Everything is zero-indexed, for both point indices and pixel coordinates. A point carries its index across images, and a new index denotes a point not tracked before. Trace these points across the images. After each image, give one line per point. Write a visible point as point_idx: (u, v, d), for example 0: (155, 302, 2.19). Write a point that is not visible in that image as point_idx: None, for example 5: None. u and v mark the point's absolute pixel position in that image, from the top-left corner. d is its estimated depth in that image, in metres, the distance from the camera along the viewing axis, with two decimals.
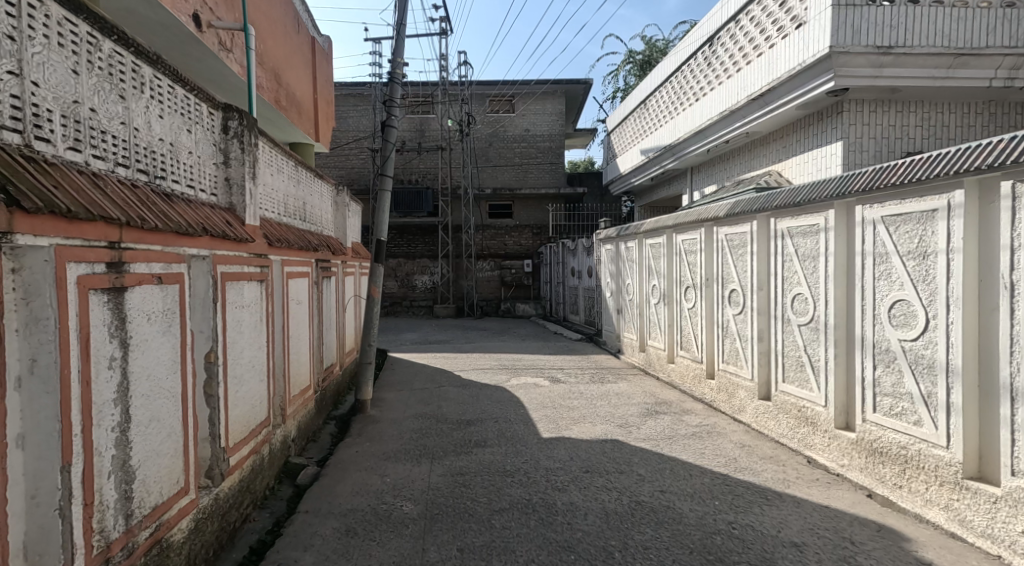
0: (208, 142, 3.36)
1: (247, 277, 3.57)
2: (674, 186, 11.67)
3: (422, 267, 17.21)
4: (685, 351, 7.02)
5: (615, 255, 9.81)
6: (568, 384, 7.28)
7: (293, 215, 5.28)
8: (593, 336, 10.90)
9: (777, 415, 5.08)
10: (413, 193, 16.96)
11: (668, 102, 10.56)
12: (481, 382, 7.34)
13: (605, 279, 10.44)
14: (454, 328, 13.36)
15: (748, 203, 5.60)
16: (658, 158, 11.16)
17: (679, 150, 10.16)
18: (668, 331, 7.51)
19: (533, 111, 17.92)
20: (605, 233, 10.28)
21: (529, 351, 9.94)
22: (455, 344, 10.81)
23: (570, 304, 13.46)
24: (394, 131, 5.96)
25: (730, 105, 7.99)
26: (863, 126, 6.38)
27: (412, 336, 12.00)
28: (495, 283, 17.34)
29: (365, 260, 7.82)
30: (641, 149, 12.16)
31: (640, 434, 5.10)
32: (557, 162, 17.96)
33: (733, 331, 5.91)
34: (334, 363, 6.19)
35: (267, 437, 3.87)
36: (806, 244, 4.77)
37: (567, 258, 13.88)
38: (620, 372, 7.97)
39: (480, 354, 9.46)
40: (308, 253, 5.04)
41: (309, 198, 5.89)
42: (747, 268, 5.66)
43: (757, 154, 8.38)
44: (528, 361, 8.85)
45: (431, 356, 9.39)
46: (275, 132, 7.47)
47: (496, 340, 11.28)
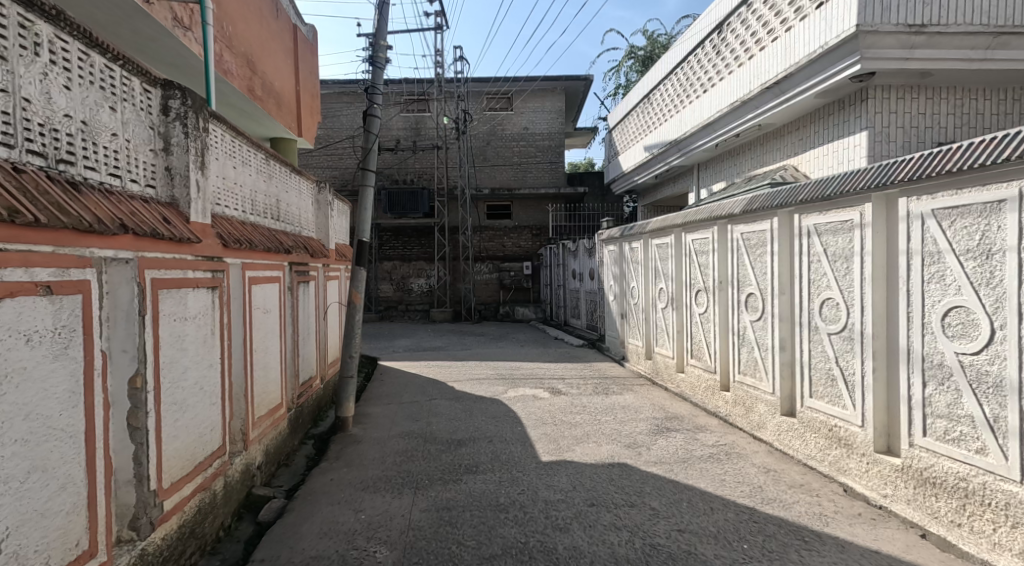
0: (142, 123, 2.84)
1: (192, 284, 3.04)
2: (680, 184, 11.14)
3: (418, 270, 16.68)
4: (697, 361, 6.48)
5: (619, 256, 9.27)
6: (569, 396, 6.74)
7: (263, 213, 4.75)
8: (596, 341, 10.36)
9: (805, 435, 4.53)
10: (409, 194, 16.36)
11: (673, 95, 10.02)
12: (476, 394, 6.80)
13: (607, 282, 9.90)
14: (450, 334, 12.81)
15: (768, 197, 5.06)
16: (663, 154, 10.65)
17: (686, 145, 9.64)
18: (677, 339, 6.98)
19: (531, 108, 17.41)
20: (608, 234, 9.73)
21: (528, 358, 9.40)
22: (450, 351, 10.27)
23: (571, 309, 12.94)
24: (377, 120, 5.42)
25: (742, 95, 7.46)
26: (891, 114, 5.86)
27: (406, 342, 11.46)
28: (493, 287, 16.82)
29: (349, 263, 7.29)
30: (645, 146, 11.64)
31: (651, 456, 4.57)
32: (557, 161, 17.44)
33: (752, 340, 5.36)
34: (312, 376, 5.65)
35: (221, 469, 3.34)
36: (838, 243, 4.23)
37: (568, 260, 13.37)
38: (625, 382, 7.44)
39: (476, 362, 8.92)
40: (277, 255, 4.50)
41: (283, 195, 5.37)
42: (767, 270, 5.12)
43: (769, 148, 7.85)
44: (527, 370, 8.30)
45: (424, 365, 8.85)
46: (252, 126, 6.95)
47: (494, 346, 10.73)
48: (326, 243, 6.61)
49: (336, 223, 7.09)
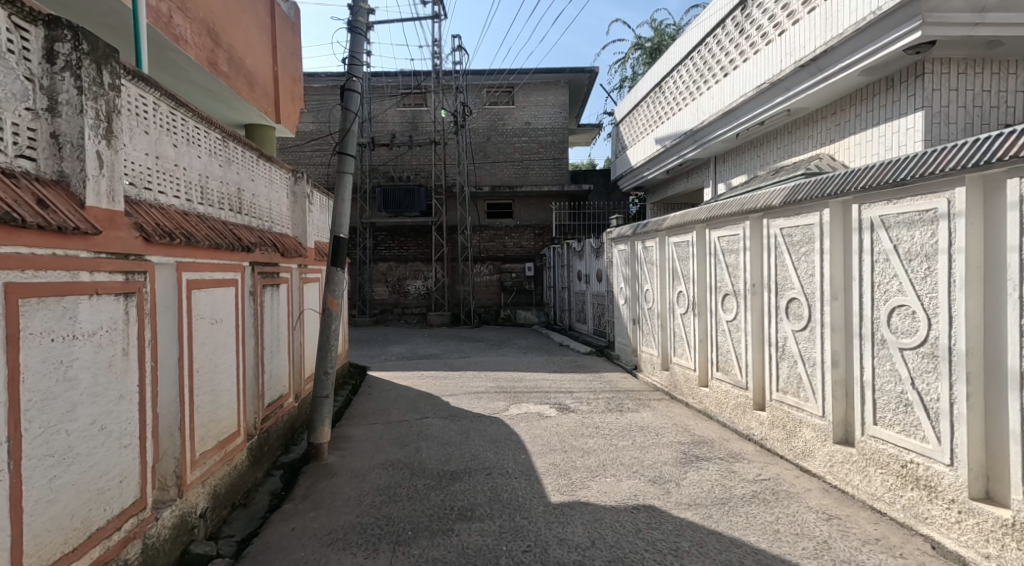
0: (7, 70, 2.08)
1: (90, 290, 2.29)
2: (694, 179, 10.37)
3: (415, 271, 15.96)
4: (725, 375, 5.72)
5: (630, 256, 8.51)
6: (579, 413, 5.99)
7: (217, 204, 3.98)
8: (605, 348, 9.60)
9: (868, 470, 3.77)
10: (405, 190, 15.52)
11: (688, 82, 9.27)
12: (473, 412, 6.04)
13: (617, 284, 9.15)
14: (448, 340, 12.07)
15: (815, 186, 4.31)
16: (677, 147, 9.88)
17: (703, 136, 8.87)
18: (700, 349, 6.24)
19: (534, 102, 16.67)
20: (618, 232, 8.96)
21: (531, 367, 8.65)
22: (447, 359, 9.51)
23: (576, 312, 12.19)
24: (356, 96, 4.65)
25: (770, 75, 6.70)
26: (950, 92, 5.10)
27: (400, 349, 10.72)
28: (494, 289, 16.07)
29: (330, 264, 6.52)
30: (656, 138, 10.87)
31: (683, 495, 3.81)
32: (561, 157, 16.68)
33: (795, 353, 4.61)
34: (283, 395, 4.89)
35: (139, 529, 2.59)
36: (913, 238, 3.48)
37: (573, 261, 12.62)
38: (640, 396, 6.70)
39: (475, 373, 8.16)
40: (231, 253, 3.74)
41: (248, 184, 4.59)
42: (814, 272, 4.37)
43: (799, 137, 7.09)
44: (531, 381, 7.54)
45: (418, 375, 8.10)
46: (222, 110, 6.17)
47: (495, 353, 9.98)
48: (303, 240, 5.85)
49: (316, 218, 6.33)
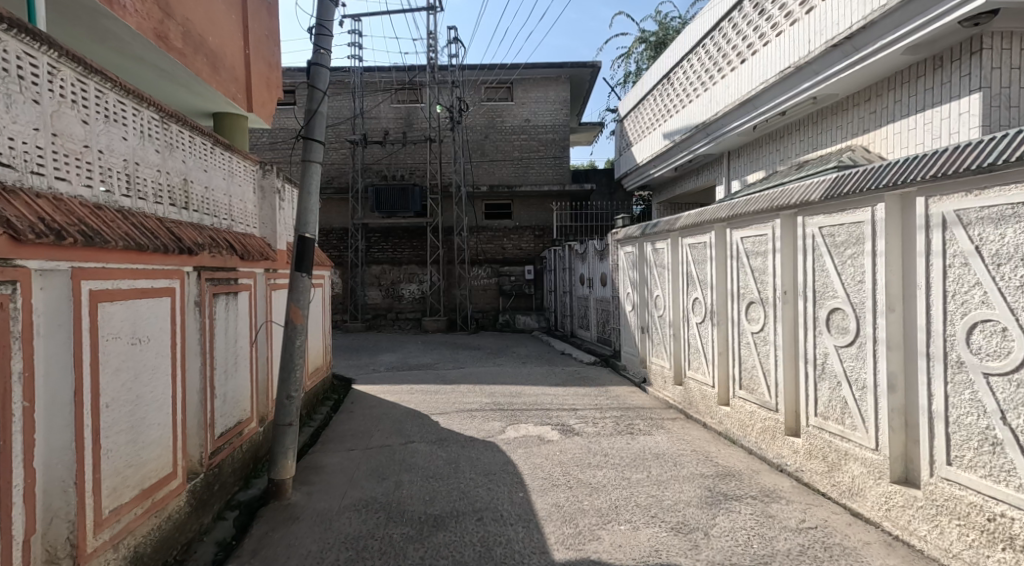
0: None
1: None
2: (706, 176, 9.72)
3: (409, 275, 15.30)
4: (751, 395, 5.05)
5: (638, 259, 7.85)
6: (585, 436, 5.32)
7: (153, 197, 3.34)
8: (610, 358, 8.93)
9: (940, 520, 3.12)
10: (398, 190, 14.85)
11: (699, 71, 8.63)
12: (465, 435, 5.38)
13: (623, 289, 8.49)
14: (443, 347, 11.40)
15: (862, 177, 3.66)
16: (687, 141, 9.24)
17: (716, 129, 8.23)
18: (720, 364, 5.61)
19: (533, 99, 16.05)
20: (625, 233, 8.30)
21: (530, 379, 8.00)
22: (439, 370, 8.84)
23: (579, 318, 11.55)
24: (324, 72, 3.98)
25: (795, 58, 6.06)
26: (1012, 70, 4.45)
27: (390, 358, 10.05)
28: (492, 293, 15.40)
29: None
30: (664, 133, 10.24)
31: (715, 550, 3.14)
32: (562, 156, 16.02)
33: (839, 373, 3.93)
34: (242, 421, 4.21)
35: None
36: (1002, 237, 2.84)
37: (575, 263, 11.98)
38: (651, 415, 6.05)
39: (469, 386, 7.50)
40: (165, 256, 3.09)
41: (199, 175, 3.95)
42: (862, 278, 3.71)
43: (825, 128, 6.44)
44: (530, 396, 6.89)
45: (407, 389, 7.43)
46: (183, 96, 5.51)
47: (491, 364, 9.30)
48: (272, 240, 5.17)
49: (287, 215, 5.65)
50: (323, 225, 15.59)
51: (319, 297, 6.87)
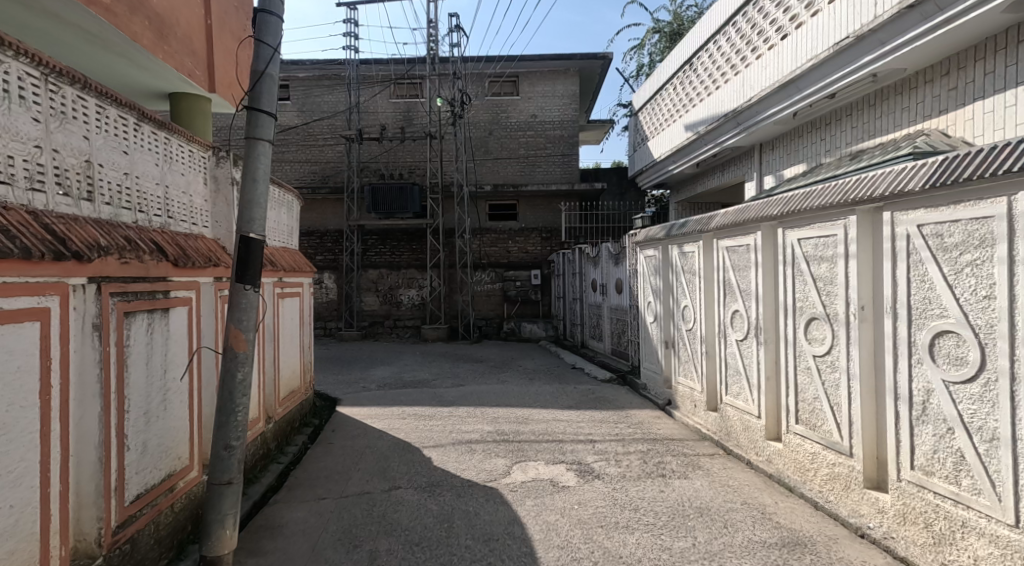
0: None
1: None
2: (733, 172, 8.78)
3: (408, 280, 14.41)
4: (813, 433, 4.11)
5: (662, 264, 6.92)
6: (607, 481, 4.39)
7: (27, 182, 2.45)
8: (628, 375, 8.00)
9: None
10: (396, 189, 13.97)
11: (727, 52, 7.71)
12: (463, 478, 4.47)
13: (644, 298, 7.58)
14: (443, 359, 10.51)
15: (992, 157, 2.76)
16: (713, 132, 8.31)
17: (748, 118, 7.32)
18: (769, 391, 4.70)
19: (539, 93, 15.16)
20: (645, 235, 7.36)
21: (539, 400, 7.08)
22: (436, 387, 7.92)
23: (590, 327, 10.64)
24: (273, 22, 3.05)
25: (856, 26, 5.15)
26: None
27: (384, 372, 9.16)
28: (496, 300, 14.48)
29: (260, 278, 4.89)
30: (685, 124, 9.31)
31: None
32: (571, 153, 15.10)
33: (952, 418, 2.98)
34: (176, 473, 3.31)
35: None
36: None
37: (585, 268, 11.07)
38: (684, 449, 5.13)
39: (469, 410, 6.58)
40: (20, 264, 2.20)
41: (113, 156, 3.05)
42: (990, 295, 2.81)
43: (886, 111, 5.51)
44: (539, 423, 5.97)
45: (398, 413, 6.52)
46: (127, 68, 4.61)
47: (495, 380, 8.39)
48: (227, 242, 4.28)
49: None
50: (318, 226, 14.78)
51: (294, 308, 5.99)
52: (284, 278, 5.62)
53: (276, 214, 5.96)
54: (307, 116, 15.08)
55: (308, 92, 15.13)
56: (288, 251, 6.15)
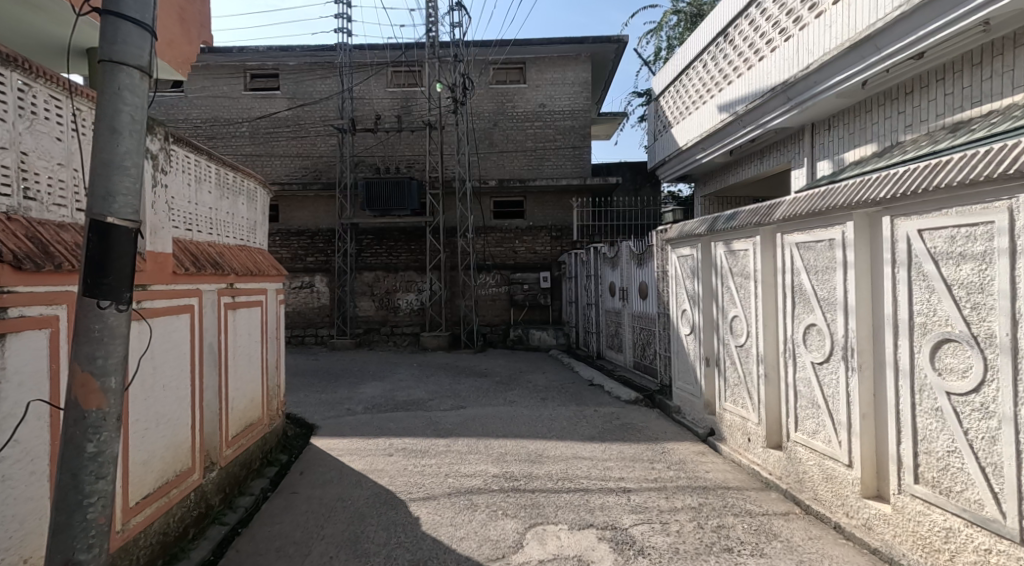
0: None
1: None
2: (776, 158, 7.62)
3: (407, 283, 13.29)
4: (946, 500, 2.97)
5: (701, 265, 5.78)
6: (654, 560, 3.26)
7: None
8: (656, 395, 6.85)
9: None
10: (392, 184, 12.87)
11: (774, 14, 6.55)
12: (460, 554, 3.35)
13: (677, 305, 6.44)
14: (442, 372, 9.39)
15: None
16: (755, 112, 7.16)
17: (801, 91, 6.16)
18: (864, 433, 3.56)
19: (548, 80, 14.01)
20: (679, 230, 6.22)
21: (553, 428, 5.95)
22: (432, 410, 6.79)
23: (608, 336, 9.52)
24: None
25: None
26: None
27: (375, 389, 8.04)
28: (502, 304, 13.35)
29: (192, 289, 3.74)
30: (717, 105, 8.13)
31: None
32: (582, 146, 13.95)
33: None
34: None
35: None
36: None
37: (601, 269, 9.94)
38: (747, 505, 3.99)
39: (470, 444, 5.45)
40: None
41: None
42: None
43: (997, 69, 4.36)
44: (556, 466, 4.82)
45: (385, 448, 5.40)
46: None
47: (501, 400, 7.25)
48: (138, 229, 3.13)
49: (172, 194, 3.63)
50: (310, 225, 13.70)
51: (254, 321, 4.86)
52: (235, 284, 4.49)
53: (230, 204, 4.84)
54: (298, 106, 14.03)
55: (299, 82, 14.10)
56: (247, 252, 5.03)
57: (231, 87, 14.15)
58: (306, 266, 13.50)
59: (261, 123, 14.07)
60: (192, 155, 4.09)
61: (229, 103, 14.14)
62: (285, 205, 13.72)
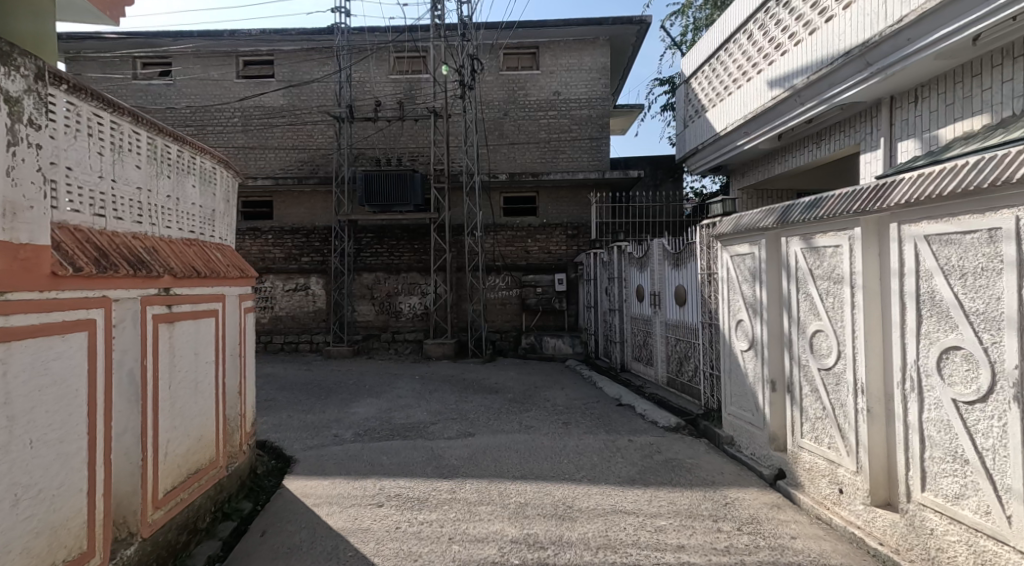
0: None
1: None
2: (837, 141, 6.51)
3: (410, 285, 12.26)
4: None
5: (767, 266, 4.68)
6: None
7: None
8: (701, 421, 5.78)
9: None
10: (394, 176, 11.71)
11: None
12: None
13: (728, 314, 5.35)
14: (448, 386, 8.32)
15: None
16: (817, 85, 6.04)
17: (886, 53, 5.06)
18: None
19: (563, 65, 12.91)
20: (734, 224, 5.13)
21: (580, 465, 4.86)
22: (435, 438, 5.72)
23: (635, 346, 8.44)
24: None
25: None
26: None
27: (369, 409, 6.95)
28: (513, 309, 12.29)
29: (101, 299, 2.71)
30: (766, 81, 7.00)
31: None
32: (600, 137, 12.85)
33: None
34: None
35: None
36: None
37: (626, 270, 8.85)
38: None
39: (480, 489, 4.37)
40: None
41: None
42: None
43: None
44: (594, 527, 3.74)
45: (374, 494, 4.33)
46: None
47: (515, 424, 6.14)
48: None
49: (56, 157, 2.58)
50: (305, 222, 12.66)
51: (205, 336, 3.78)
52: (173, 290, 3.40)
53: (175, 185, 3.76)
54: (294, 94, 13.00)
55: (295, 68, 13.07)
56: (200, 248, 3.96)
57: (221, 74, 13.12)
58: (301, 267, 12.45)
59: (253, 112, 13.04)
60: (107, 114, 3.02)
61: (219, 90, 13.11)
62: (279, 202, 12.69)
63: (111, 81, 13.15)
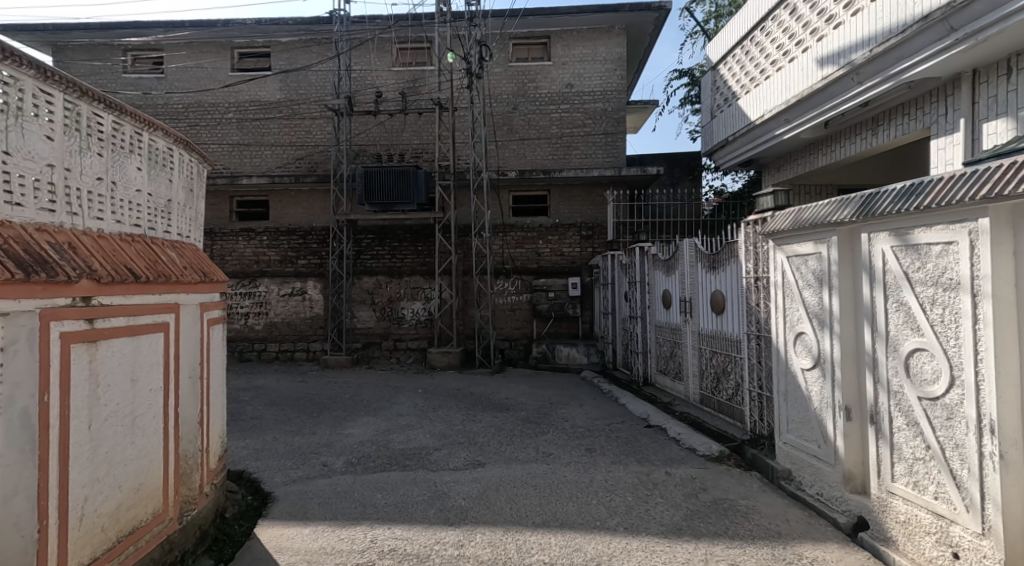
0: None
1: None
2: (900, 125, 5.69)
3: (413, 289, 11.50)
4: None
5: (842, 269, 3.83)
6: None
7: None
8: (748, 449, 4.98)
9: None
10: (395, 173, 10.90)
11: None
12: None
13: (783, 325, 4.51)
14: (453, 403, 7.51)
15: None
16: (880, 59, 5.22)
17: (975, 13, 4.24)
18: None
19: (576, 56, 12.12)
20: (793, 220, 4.29)
21: (612, 508, 4.04)
22: (439, 469, 4.90)
23: (660, 358, 7.63)
24: None
25: None
26: None
27: (364, 431, 6.14)
28: (523, 315, 11.50)
29: None
30: (814, 59, 6.18)
31: None
32: (616, 132, 12.04)
33: None
34: None
35: None
36: None
37: (650, 274, 8.02)
38: None
39: (494, 542, 3.56)
40: None
41: None
42: None
43: None
44: None
45: (362, 549, 3.50)
46: None
47: (531, 451, 5.32)
48: None
49: None
50: (302, 222, 11.88)
51: (149, 357, 2.99)
52: (96, 300, 2.61)
53: (113, 166, 2.97)
54: (291, 87, 12.26)
55: (291, 60, 12.33)
56: (145, 246, 3.17)
57: (214, 66, 12.38)
58: (297, 270, 11.68)
59: (247, 107, 12.30)
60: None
61: (212, 84, 12.37)
62: (274, 201, 11.91)
63: (99, 73, 12.41)
